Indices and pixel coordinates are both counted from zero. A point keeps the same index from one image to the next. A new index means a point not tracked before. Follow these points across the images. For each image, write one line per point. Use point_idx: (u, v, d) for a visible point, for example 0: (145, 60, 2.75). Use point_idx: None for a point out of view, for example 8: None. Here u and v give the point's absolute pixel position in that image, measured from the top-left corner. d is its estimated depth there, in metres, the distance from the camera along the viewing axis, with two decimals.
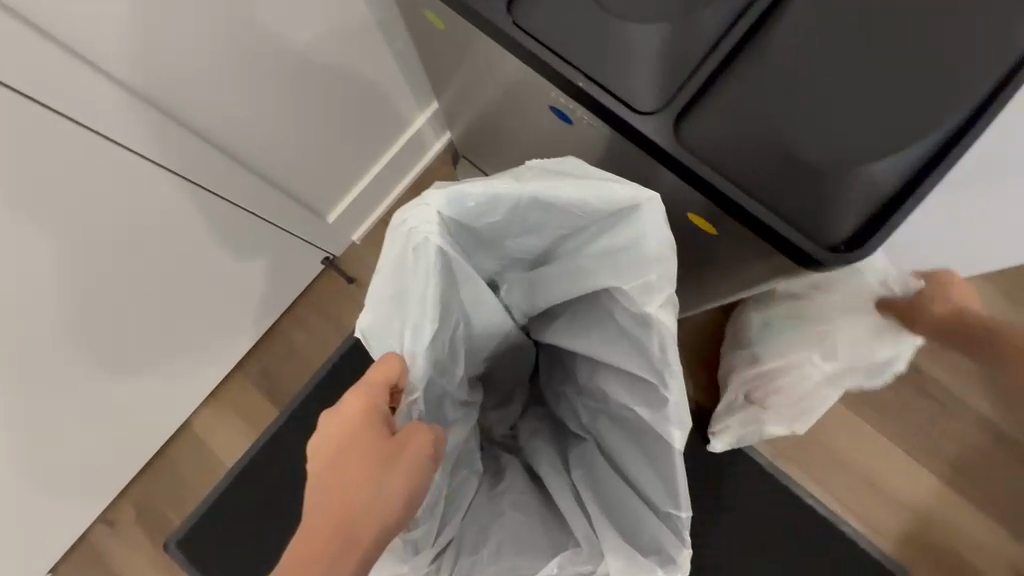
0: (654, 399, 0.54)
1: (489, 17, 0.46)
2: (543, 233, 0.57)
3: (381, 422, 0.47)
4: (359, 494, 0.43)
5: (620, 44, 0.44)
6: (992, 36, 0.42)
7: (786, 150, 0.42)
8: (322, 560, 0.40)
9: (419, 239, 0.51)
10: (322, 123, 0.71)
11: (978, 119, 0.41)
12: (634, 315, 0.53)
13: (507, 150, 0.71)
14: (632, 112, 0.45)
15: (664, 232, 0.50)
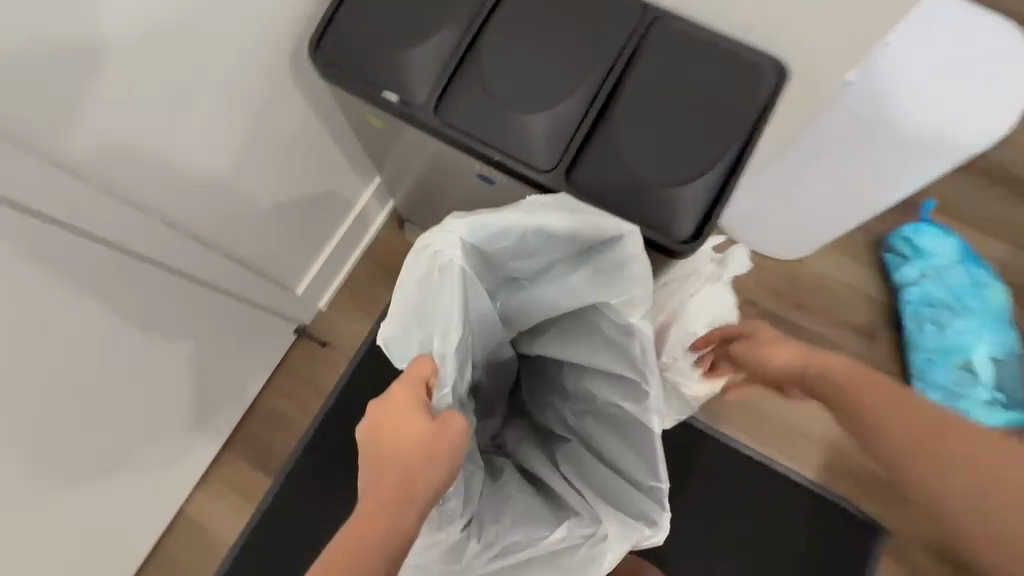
0: (634, 390, 0.60)
1: (422, 120, 0.60)
2: (539, 258, 0.61)
3: (424, 407, 0.49)
4: (408, 468, 0.45)
5: (516, 126, 0.58)
6: (755, 78, 0.59)
7: (640, 180, 0.56)
8: (385, 522, 0.41)
9: (445, 260, 0.55)
10: (279, 208, 0.87)
11: (758, 135, 0.57)
12: (617, 321, 0.59)
13: (444, 204, 0.92)
14: (534, 172, 0.58)
15: (641, 257, 0.56)
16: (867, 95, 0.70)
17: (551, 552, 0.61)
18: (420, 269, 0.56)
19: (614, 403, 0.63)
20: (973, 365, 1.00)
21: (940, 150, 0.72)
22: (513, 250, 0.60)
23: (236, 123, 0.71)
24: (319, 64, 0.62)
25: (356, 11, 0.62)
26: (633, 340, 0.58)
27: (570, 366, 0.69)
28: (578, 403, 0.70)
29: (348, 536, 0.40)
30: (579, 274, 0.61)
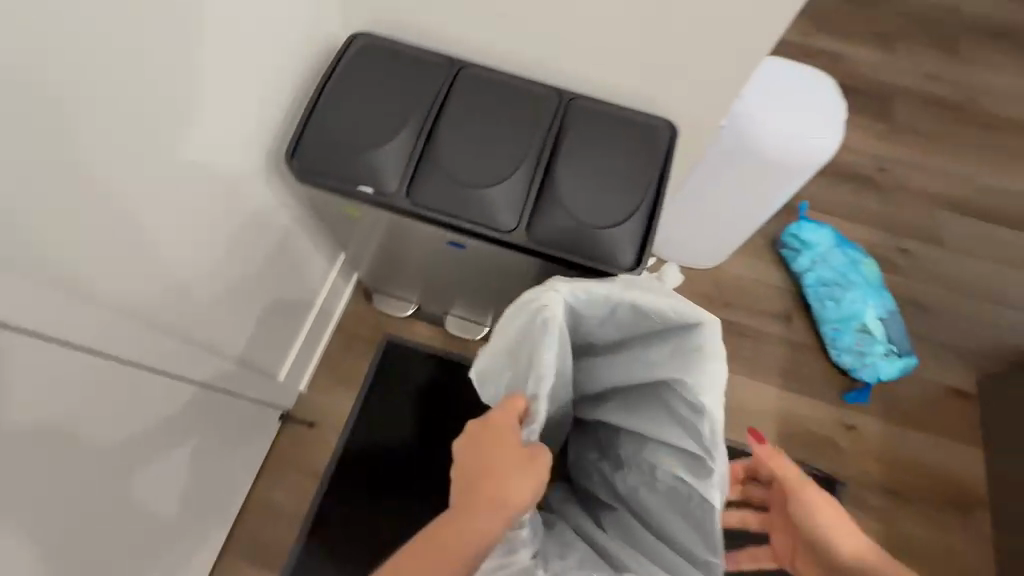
0: (700, 472, 0.59)
1: (396, 206, 0.70)
2: (622, 328, 0.65)
3: (516, 437, 0.55)
4: (493, 491, 0.53)
5: (476, 197, 0.70)
6: (656, 132, 0.74)
7: (585, 225, 0.69)
8: (464, 539, 0.51)
9: (549, 313, 0.59)
10: (262, 303, 0.92)
11: (667, 175, 0.72)
12: (687, 401, 0.59)
13: (407, 269, 1.01)
14: (499, 233, 0.69)
15: (717, 349, 0.58)
16: (736, 132, 0.89)
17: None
18: (523, 317, 0.60)
19: (681, 483, 0.61)
20: (868, 326, 1.20)
21: (798, 166, 0.91)
22: (603, 316, 0.64)
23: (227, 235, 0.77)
24: (297, 174, 0.71)
25: (322, 125, 0.72)
26: (699, 422, 0.58)
27: (631, 436, 0.68)
28: (633, 473, 0.68)
29: (434, 544, 0.51)
30: (660, 353, 0.62)
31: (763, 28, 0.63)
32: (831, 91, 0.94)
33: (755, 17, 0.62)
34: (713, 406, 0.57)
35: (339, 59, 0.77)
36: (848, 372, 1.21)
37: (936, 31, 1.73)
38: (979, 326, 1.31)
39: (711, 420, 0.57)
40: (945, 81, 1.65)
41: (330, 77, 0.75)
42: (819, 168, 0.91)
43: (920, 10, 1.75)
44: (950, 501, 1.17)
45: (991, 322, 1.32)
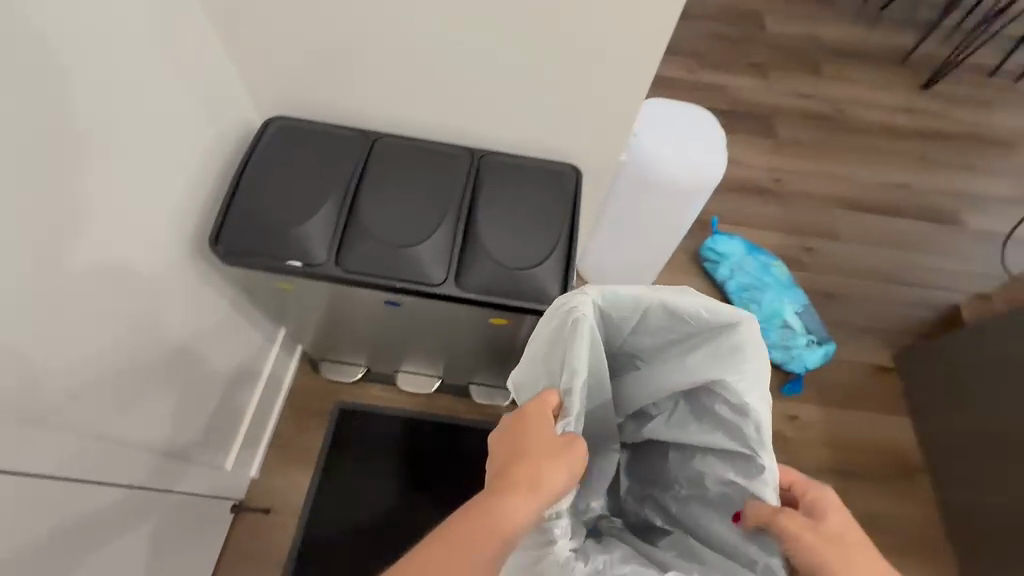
0: (751, 471, 0.55)
1: (326, 275, 0.72)
2: (657, 336, 0.61)
3: (550, 423, 0.52)
4: (524, 472, 0.48)
5: (403, 256, 0.73)
6: (562, 176, 0.82)
7: (510, 268, 0.74)
8: (491, 522, 0.45)
9: (581, 314, 0.56)
10: (202, 391, 0.90)
11: (579, 214, 0.78)
12: (732, 402, 0.56)
13: (350, 333, 1.02)
14: (430, 287, 0.73)
15: (761, 349, 0.55)
16: (636, 163, 0.99)
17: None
18: (556, 320, 0.57)
19: (729, 483, 0.58)
20: (789, 322, 1.31)
21: (695, 188, 1.01)
22: (635, 324, 0.61)
23: (161, 327, 0.77)
24: (223, 256, 0.72)
25: (245, 207, 0.74)
26: (744, 422, 0.55)
27: (678, 449, 0.66)
28: (684, 489, 0.65)
29: (456, 527, 0.45)
30: (698, 358, 0.59)
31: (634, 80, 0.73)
32: (706, 116, 1.06)
33: (625, 73, 0.72)
34: (764, 403, 0.55)
35: (256, 143, 0.80)
36: (780, 367, 1.31)
37: (799, 58, 2.00)
38: (884, 305, 1.46)
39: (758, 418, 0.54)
40: (815, 99, 1.89)
41: (247, 161, 0.78)
42: (714, 186, 1.01)
43: (783, 43, 2.02)
44: (892, 474, 1.26)
45: (895, 302, 1.47)
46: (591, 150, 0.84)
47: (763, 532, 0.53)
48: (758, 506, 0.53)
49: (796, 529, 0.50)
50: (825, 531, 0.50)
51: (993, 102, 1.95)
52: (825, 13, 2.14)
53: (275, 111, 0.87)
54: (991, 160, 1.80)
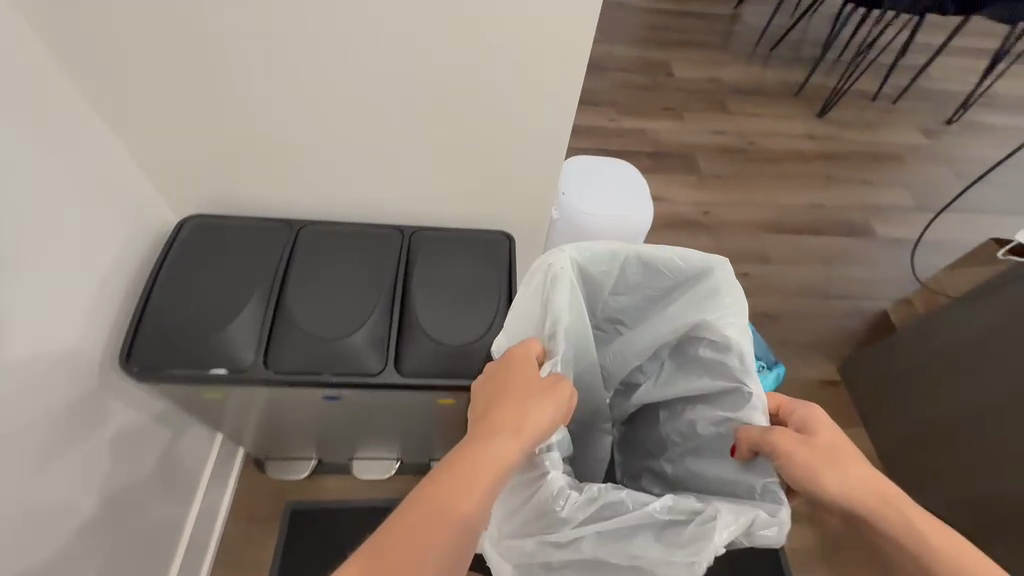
0: (741, 402, 0.57)
1: (254, 377, 0.68)
2: (637, 292, 0.66)
3: (533, 369, 0.55)
4: (510, 414, 0.50)
5: (337, 347, 0.70)
6: (495, 245, 0.82)
7: (451, 346, 0.72)
8: (476, 468, 0.46)
9: (556, 271, 0.59)
10: (129, 516, 0.80)
11: (515, 281, 0.79)
12: (713, 340, 0.59)
13: (293, 429, 0.95)
14: (368, 378, 0.69)
15: (737, 288, 0.57)
16: (567, 222, 1.02)
17: (658, 526, 0.51)
18: (538, 277, 0.61)
19: (722, 422, 0.59)
20: None
21: (627, 230, 1.03)
22: (615, 281, 0.65)
23: (77, 451, 0.69)
24: (136, 374, 0.66)
25: (159, 317, 0.69)
26: (728, 357, 0.57)
27: (673, 405, 0.68)
28: (678, 447, 0.67)
29: (440, 477, 0.45)
30: (678, 307, 0.63)
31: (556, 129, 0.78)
32: (632, 170, 1.09)
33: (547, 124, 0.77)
34: (748, 334, 0.56)
35: (168, 247, 0.76)
36: None
37: (707, 97, 2.17)
38: (818, 317, 1.54)
39: (741, 349, 0.55)
40: (727, 133, 2.05)
41: (161, 265, 0.74)
42: (646, 226, 1.04)
43: (691, 87, 2.20)
44: None
45: (829, 314, 1.56)
46: (515, 207, 0.88)
47: (758, 454, 0.54)
48: (749, 429, 0.54)
49: (787, 444, 0.51)
50: (817, 444, 0.51)
51: (878, 122, 2.18)
52: (723, 57, 2.36)
53: (197, 206, 0.86)
54: (887, 173, 1.99)
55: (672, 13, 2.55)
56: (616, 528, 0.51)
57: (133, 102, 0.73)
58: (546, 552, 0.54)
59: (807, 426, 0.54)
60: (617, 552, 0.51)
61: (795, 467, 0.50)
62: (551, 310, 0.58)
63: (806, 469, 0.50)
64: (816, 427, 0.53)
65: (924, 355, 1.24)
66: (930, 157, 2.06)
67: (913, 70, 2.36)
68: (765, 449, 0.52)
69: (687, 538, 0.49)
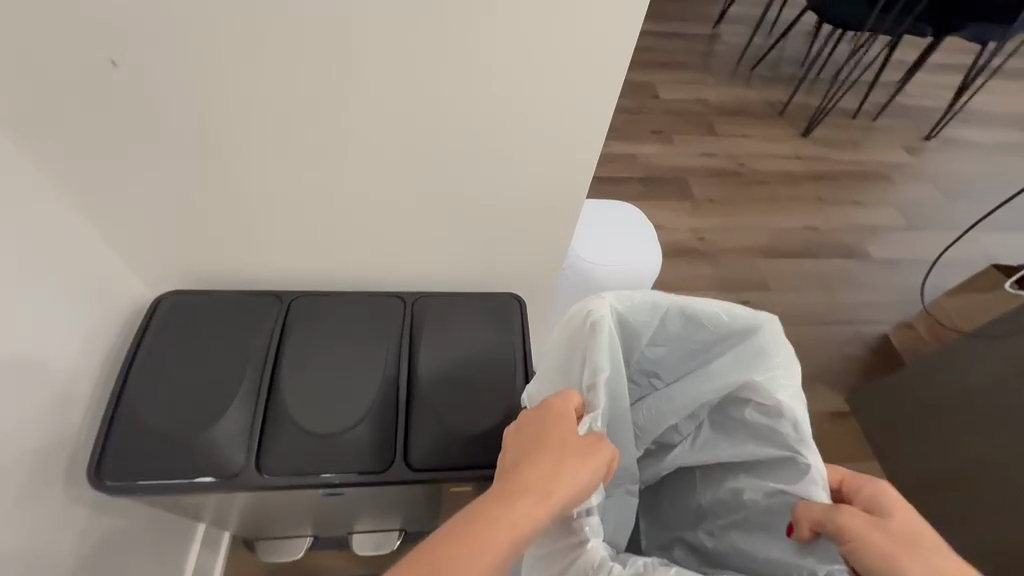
0: (797, 474, 0.49)
1: (245, 484, 0.60)
2: (677, 347, 0.58)
3: (573, 419, 0.45)
4: (537, 472, 0.41)
5: (338, 443, 0.63)
6: (505, 310, 0.76)
7: (465, 431, 0.65)
8: (485, 540, 0.36)
9: (596, 317, 0.52)
10: None
11: (530, 352, 0.72)
12: (761, 404, 0.52)
13: (285, 510, 0.87)
14: (373, 475, 0.62)
15: (787, 347, 0.52)
16: (574, 271, 0.97)
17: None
18: (575, 324, 0.54)
19: (775, 493, 0.51)
20: None
21: (635, 270, 0.98)
22: (652, 332, 0.58)
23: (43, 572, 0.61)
24: (109, 490, 0.58)
25: (136, 421, 0.61)
26: (779, 424, 0.50)
27: (712, 471, 0.60)
28: (719, 518, 0.58)
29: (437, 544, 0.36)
30: (724, 366, 0.55)
31: (567, 187, 0.75)
32: (628, 208, 1.06)
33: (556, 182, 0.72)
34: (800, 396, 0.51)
35: (143, 334, 0.68)
36: None
37: (694, 120, 2.17)
38: (821, 346, 1.52)
39: (794, 414, 0.49)
40: (716, 155, 2.04)
41: (134, 356, 0.66)
42: (652, 264, 0.99)
43: (677, 109, 2.20)
44: None
45: (832, 340, 1.54)
46: (521, 266, 0.84)
47: (821, 536, 0.46)
48: (810, 507, 0.46)
49: (861, 530, 0.43)
50: (899, 531, 0.43)
51: (861, 140, 2.20)
52: (707, 79, 2.37)
53: (176, 282, 0.79)
54: (875, 191, 2.00)
55: (654, 35, 2.55)
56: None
57: (99, 181, 0.66)
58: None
59: (881, 502, 0.45)
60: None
61: (873, 560, 0.42)
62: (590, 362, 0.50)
63: (889, 563, 0.42)
64: (895, 504, 0.44)
65: (935, 391, 1.23)
66: (913, 175, 2.09)
67: (891, 87, 2.41)
68: (834, 534, 0.44)
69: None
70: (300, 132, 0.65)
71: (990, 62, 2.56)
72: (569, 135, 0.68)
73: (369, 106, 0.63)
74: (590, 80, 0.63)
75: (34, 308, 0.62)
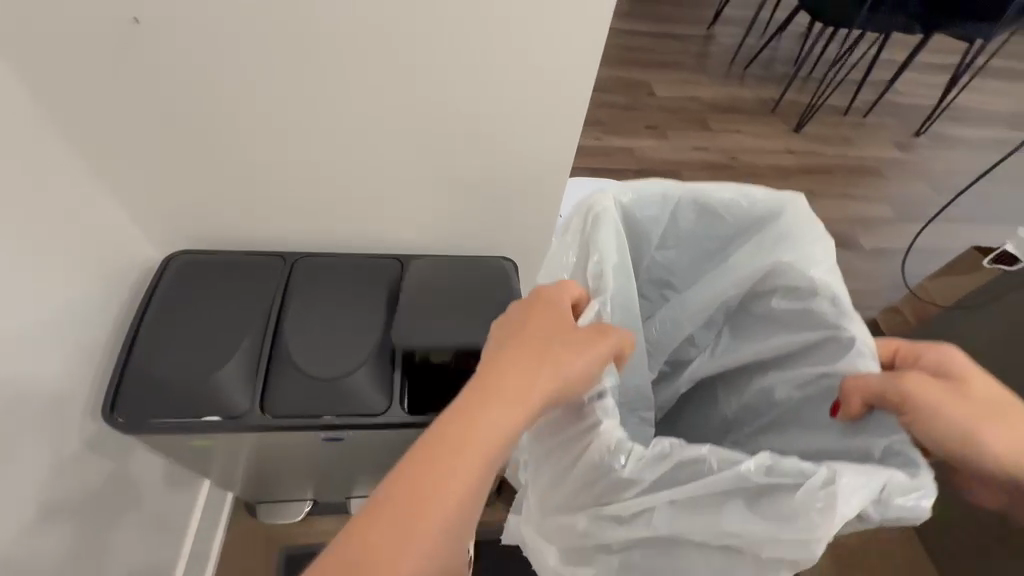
0: (834, 351, 0.50)
1: (250, 424, 0.64)
2: (691, 244, 0.60)
3: (558, 316, 0.45)
4: (524, 369, 0.41)
5: (339, 388, 0.66)
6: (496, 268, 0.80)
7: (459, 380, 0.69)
8: (473, 441, 0.37)
9: (599, 210, 0.54)
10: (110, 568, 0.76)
11: None
12: (792, 287, 0.54)
13: (286, 471, 0.90)
14: (372, 417, 0.66)
15: (812, 223, 0.54)
16: None
17: (754, 495, 0.41)
18: (578, 219, 0.55)
19: (813, 378, 0.52)
20: None
21: None
22: (664, 229, 0.59)
23: (53, 500, 0.65)
24: (121, 428, 0.61)
25: (145, 370, 0.65)
26: (812, 303, 0.52)
27: (737, 378, 0.62)
28: (752, 421, 0.60)
29: (425, 451, 0.37)
30: (744, 254, 0.58)
31: (557, 156, 0.78)
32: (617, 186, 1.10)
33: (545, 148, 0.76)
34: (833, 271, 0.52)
35: (154, 288, 0.72)
36: None
37: (688, 115, 2.22)
38: None
39: (831, 288, 0.50)
40: (709, 149, 2.08)
41: (146, 308, 0.70)
42: None
43: (672, 105, 2.25)
44: None
45: None
46: (513, 236, 0.88)
47: (875, 409, 0.46)
48: (865, 382, 0.45)
49: (930, 397, 0.42)
50: (967, 395, 0.42)
51: (852, 136, 2.25)
52: (701, 77, 2.42)
53: (186, 244, 0.84)
54: (864, 185, 2.05)
55: (651, 35, 2.61)
56: (695, 501, 0.42)
57: (115, 140, 0.71)
58: (598, 529, 0.46)
59: (949, 366, 0.44)
60: (704, 530, 0.42)
61: (942, 426, 0.42)
62: (596, 250, 0.52)
63: (958, 434, 0.42)
64: (964, 369, 0.44)
65: None
66: (902, 170, 2.13)
67: (882, 86, 2.46)
68: (896, 406, 0.43)
69: (794, 510, 0.39)
70: (309, 97, 0.69)
71: (978, 65, 2.62)
72: (558, 102, 0.72)
73: (373, 73, 0.67)
74: (578, 51, 0.67)
75: (53, 256, 0.66)
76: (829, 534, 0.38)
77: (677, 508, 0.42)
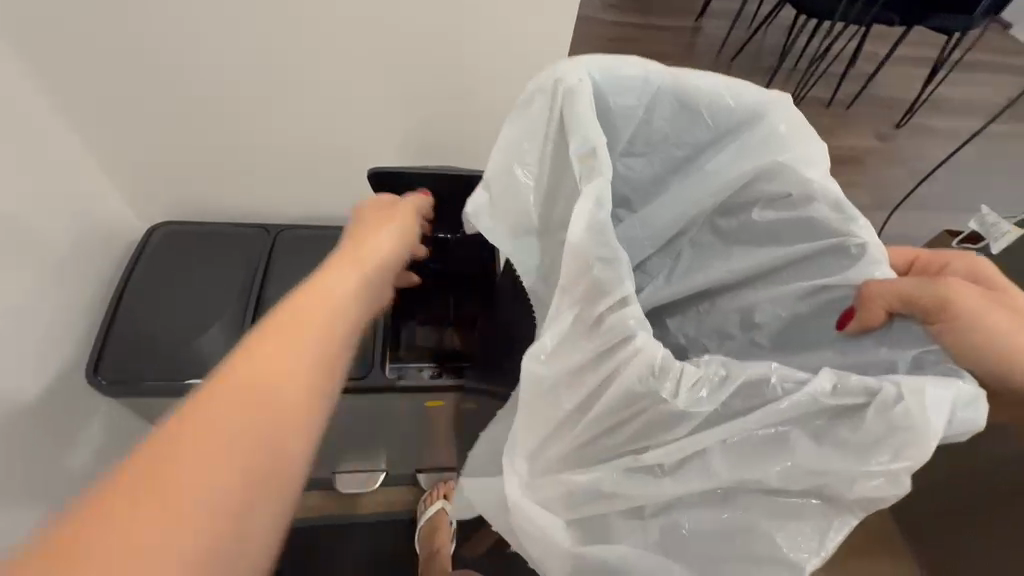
0: (829, 260, 0.52)
1: None
2: (660, 149, 0.58)
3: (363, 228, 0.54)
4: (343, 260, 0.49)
5: None
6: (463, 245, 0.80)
7: None
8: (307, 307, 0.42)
9: (573, 83, 0.49)
10: None
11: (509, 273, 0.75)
12: (781, 195, 0.54)
13: None
14: None
15: (795, 120, 0.53)
16: None
17: (816, 425, 0.37)
18: (546, 95, 0.50)
19: (810, 294, 0.53)
20: None
21: None
22: (636, 128, 0.57)
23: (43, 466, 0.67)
24: (99, 390, 0.61)
25: (130, 334, 0.66)
26: (813, 209, 0.52)
27: (697, 302, 0.65)
28: (717, 338, 0.63)
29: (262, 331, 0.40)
30: (724, 158, 0.56)
31: None
32: None
33: None
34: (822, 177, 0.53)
35: (137, 257, 0.73)
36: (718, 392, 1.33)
37: None
38: None
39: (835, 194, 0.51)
40: None
41: (130, 273, 0.71)
42: None
43: None
44: None
45: None
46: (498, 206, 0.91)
47: (896, 317, 0.45)
48: (888, 287, 0.44)
49: (972, 292, 0.43)
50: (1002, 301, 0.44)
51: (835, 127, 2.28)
52: None
53: (173, 215, 0.85)
54: (846, 174, 2.09)
55: (640, 26, 2.62)
56: (752, 434, 0.37)
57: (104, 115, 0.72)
58: (639, 488, 0.40)
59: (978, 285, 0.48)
60: (775, 468, 0.37)
61: (984, 323, 0.42)
62: (581, 131, 0.46)
63: (991, 339, 0.42)
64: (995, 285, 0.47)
65: None
66: (883, 159, 2.18)
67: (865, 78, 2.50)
68: (939, 307, 0.42)
69: (876, 432, 0.36)
70: (298, 73, 0.71)
71: (956, 58, 2.68)
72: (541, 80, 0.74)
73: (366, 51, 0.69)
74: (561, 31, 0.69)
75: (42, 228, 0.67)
76: (921, 458, 0.35)
77: (733, 446, 0.38)
